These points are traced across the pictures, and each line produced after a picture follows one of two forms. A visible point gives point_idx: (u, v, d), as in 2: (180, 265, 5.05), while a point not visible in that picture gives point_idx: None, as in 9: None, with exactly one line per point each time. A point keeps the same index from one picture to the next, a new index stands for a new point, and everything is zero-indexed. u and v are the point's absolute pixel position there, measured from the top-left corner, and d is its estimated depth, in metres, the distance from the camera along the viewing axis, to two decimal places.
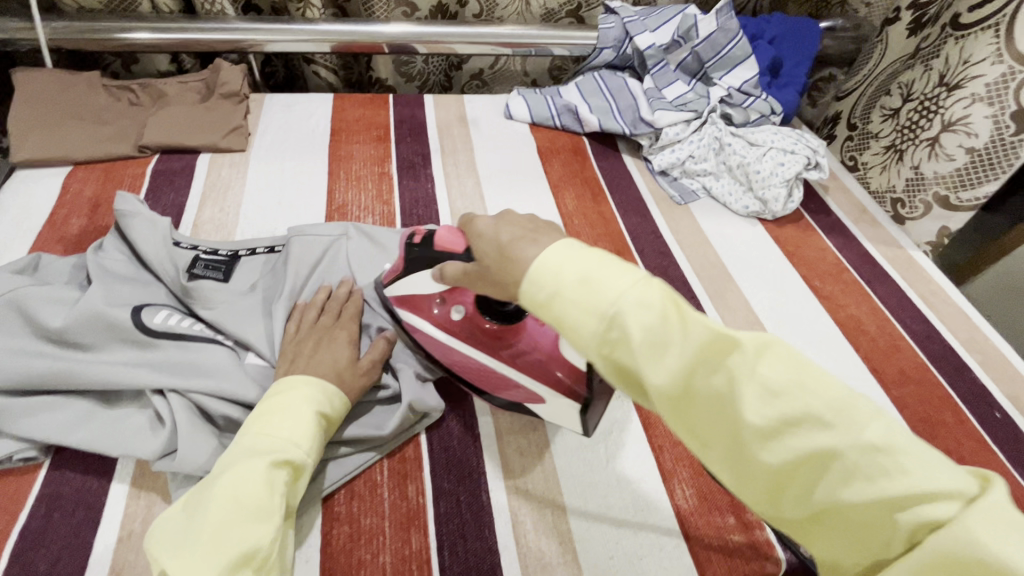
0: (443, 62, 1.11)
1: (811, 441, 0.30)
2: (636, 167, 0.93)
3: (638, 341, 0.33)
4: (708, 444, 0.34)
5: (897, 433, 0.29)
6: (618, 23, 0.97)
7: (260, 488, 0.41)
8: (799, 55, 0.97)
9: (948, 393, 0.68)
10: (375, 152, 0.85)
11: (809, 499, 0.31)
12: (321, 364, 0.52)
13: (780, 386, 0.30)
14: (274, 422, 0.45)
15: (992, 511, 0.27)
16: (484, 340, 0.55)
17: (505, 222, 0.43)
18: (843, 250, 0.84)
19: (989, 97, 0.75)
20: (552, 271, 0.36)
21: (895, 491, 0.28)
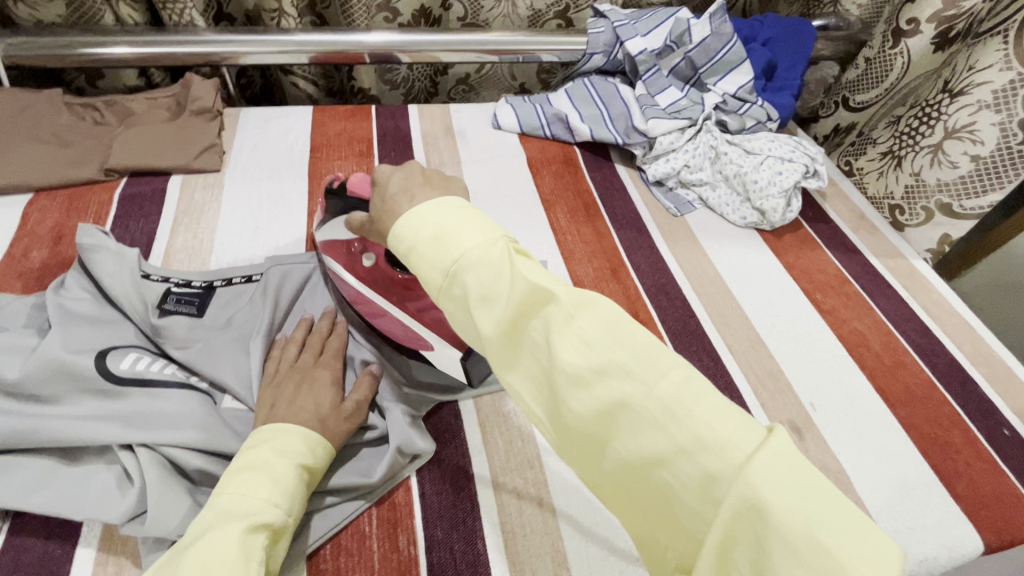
0: (428, 68, 1.07)
1: (613, 390, 0.33)
2: (629, 177, 0.90)
3: (476, 295, 0.37)
4: (537, 396, 0.37)
5: (691, 384, 0.32)
6: (608, 26, 0.93)
7: (236, 557, 0.36)
8: (794, 58, 0.94)
9: (956, 410, 0.66)
10: (357, 169, 0.82)
11: (613, 449, 0.34)
12: (303, 410, 0.49)
13: (592, 337, 0.34)
14: (251, 479, 0.41)
15: (775, 456, 0.29)
16: (388, 286, 0.58)
17: (401, 170, 0.45)
18: (843, 260, 0.82)
19: (996, 104, 0.73)
20: (411, 225, 0.40)
21: (681, 436, 0.31)
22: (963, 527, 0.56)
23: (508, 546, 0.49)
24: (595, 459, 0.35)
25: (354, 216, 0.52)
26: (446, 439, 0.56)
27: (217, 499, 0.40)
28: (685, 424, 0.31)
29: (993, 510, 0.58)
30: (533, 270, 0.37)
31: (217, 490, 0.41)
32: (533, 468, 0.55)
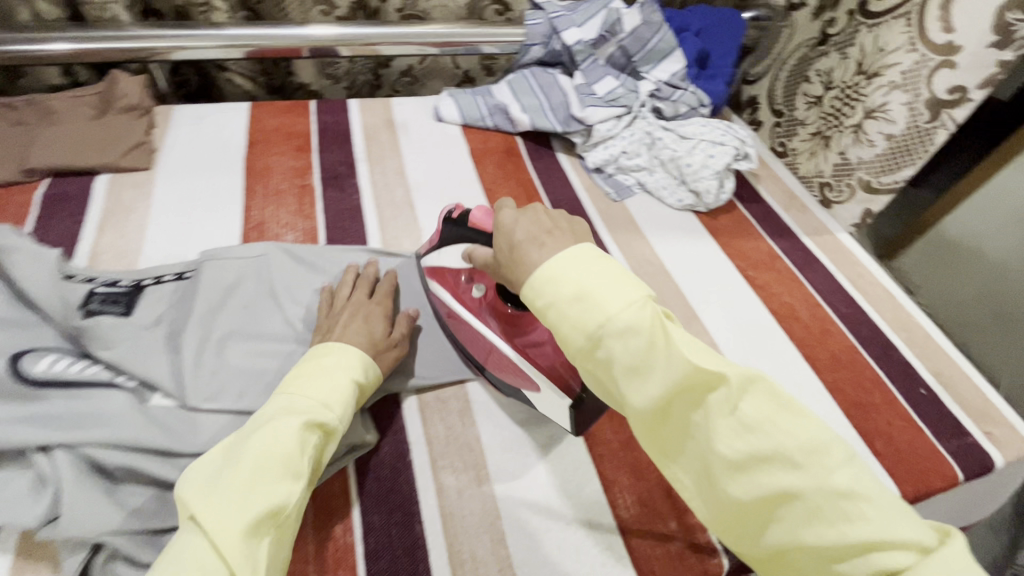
0: (370, 61, 1.06)
1: (781, 481, 0.35)
2: (570, 165, 0.92)
3: (623, 366, 0.38)
4: (688, 471, 0.40)
5: (861, 480, 0.34)
6: (545, 18, 0.94)
7: (295, 447, 0.44)
8: (724, 46, 0.97)
9: (878, 373, 0.70)
10: (295, 164, 0.81)
11: (772, 534, 0.37)
12: (358, 335, 0.56)
13: (757, 424, 0.36)
14: (314, 386, 0.49)
15: (943, 562, 0.32)
16: (495, 319, 0.59)
17: (526, 217, 0.48)
18: (776, 239, 0.86)
19: (905, 84, 0.77)
20: (549, 282, 0.41)
21: (855, 536, 0.33)
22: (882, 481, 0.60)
23: (446, 527, 0.50)
24: (749, 534, 0.38)
25: (473, 254, 0.55)
26: (385, 427, 0.57)
27: (280, 399, 0.48)
28: (859, 524, 0.33)
29: (911, 465, 0.62)
30: (686, 344, 0.39)
31: (282, 392, 0.49)
32: (472, 451, 0.56)
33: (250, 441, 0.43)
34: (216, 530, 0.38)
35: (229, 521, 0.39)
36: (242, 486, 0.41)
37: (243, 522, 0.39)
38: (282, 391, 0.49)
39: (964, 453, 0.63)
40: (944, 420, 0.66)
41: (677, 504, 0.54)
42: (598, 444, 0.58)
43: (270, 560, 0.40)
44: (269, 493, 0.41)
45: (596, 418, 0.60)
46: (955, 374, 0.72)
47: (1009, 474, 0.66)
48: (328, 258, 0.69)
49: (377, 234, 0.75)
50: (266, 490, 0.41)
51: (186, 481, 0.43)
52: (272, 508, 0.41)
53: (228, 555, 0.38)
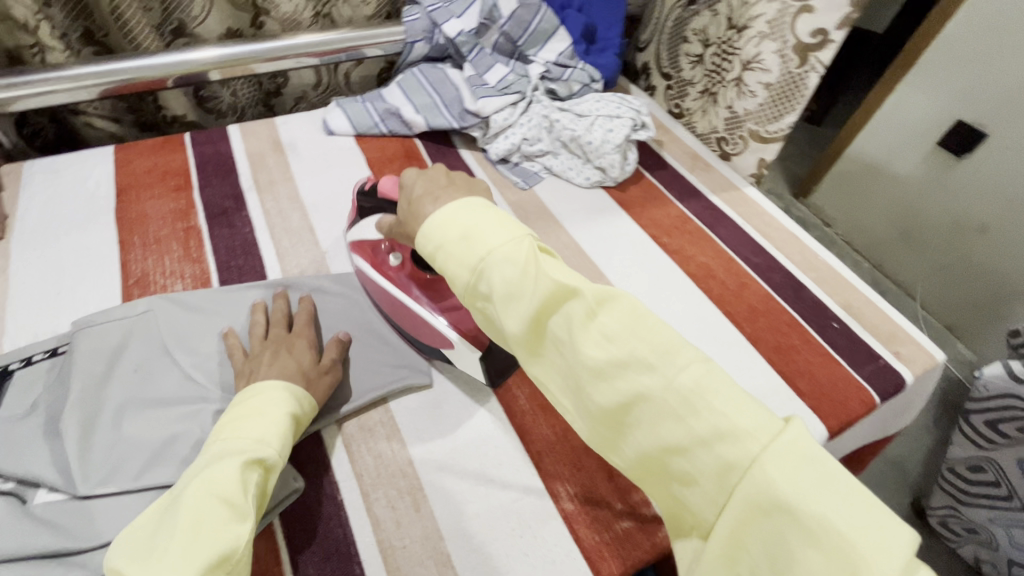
0: (256, 91, 0.99)
1: (635, 384, 0.37)
2: (474, 159, 0.89)
3: (499, 292, 0.41)
4: (564, 388, 0.42)
5: (708, 378, 0.36)
6: (423, 12, 0.91)
7: (234, 487, 0.40)
8: (609, 17, 0.97)
9: (794, 316, 0.73)
10: (175, 206, 0.74)
11: (636, 439, 0.38)
12: (283, 367, 0.53)
13: (614, 332, 0.38)
14: (244, 422, 0.46)
15: (783, 448, 0.32)
16: (411, 283, 0.63)
17: (424, 176, 0.52)
18: (684, 202, 0.87)
19: (772, 33, 0.80)
20: (437, 226, 0.45)
21: (700, 429, 0.35)
22: (810, 419, 0.62)
23: (388, 563, 0.48)
24: (618, 441, 0.40)
25: (383, 221, 0.60)
26: (311, 472, 0.53)
27: (212, 447, 0.44)
28: (706, 419, 0.35)
29: (833, 397, 0.65)
30: (554, 268, 0.41)
31: (212, 439, 0.45)
32: (406, 476, 0.53)
33: (184, 494, 0.39)
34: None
35: None
36: (177, 540, 0.37)
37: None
38: (215, 437, 0.46)
39: (879, 375, 0.67)
40: (857, 348, 0.70)
41: (619, 485, 0.54)
42: (534, 440, 0.57)
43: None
44: (212, 541, 0.37)
45: (528, 416, 0.59)
46: (862, 303, 0.76)
47: (920, 387, 0.71)
48: (224, 302, 0.64)
49: (276, 266, 0.70)
50: (207, 540, 0.37)
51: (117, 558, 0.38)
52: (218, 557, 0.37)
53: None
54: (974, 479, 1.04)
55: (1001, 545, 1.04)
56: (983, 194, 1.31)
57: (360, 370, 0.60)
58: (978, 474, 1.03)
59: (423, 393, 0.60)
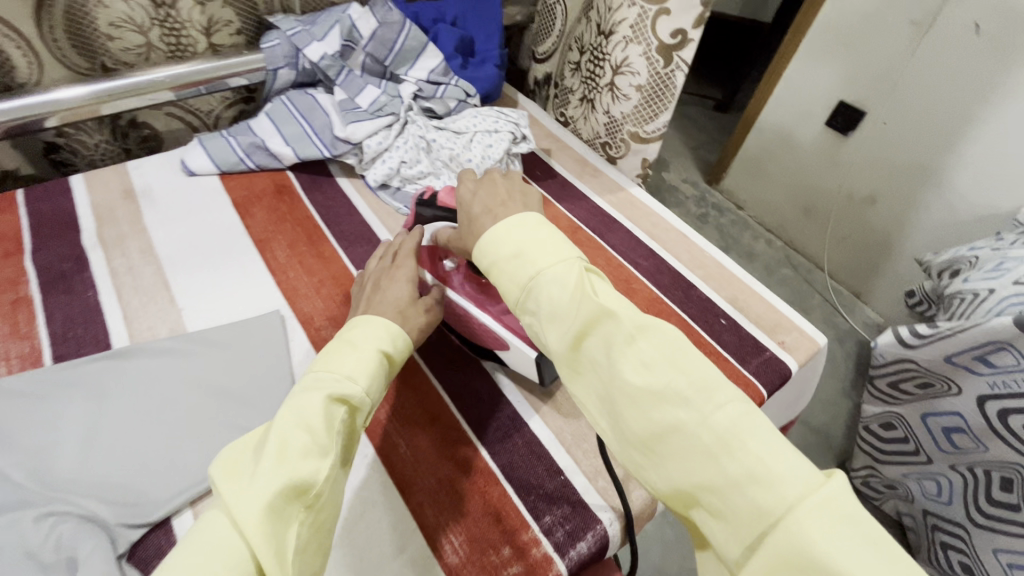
0: (120, 142, 0.93)
1: (672, 413, 0.37)
2: (353, 188, 0.85)
3: (546, 311, 0.43)
4: (599, 413, 0.41)
5: (745, 419, 0.35)
6: (282, 37, 0.86)
7: (320, 420, 0.40)
8: (485, 29, 0.96)
9: (682, 317, 0.73)
10: (4, 275, 0.66)
11: (665, 470, 0.37)
12: (384, 304, 0.54)
13: (653, 360, 0.38)
14: (338, 360, 0.45)
15: (822, 502, 0.31)
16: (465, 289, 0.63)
17: (485, 188, 0.53)
18: (574, 210, 0.86)
19: (637, 37, 0.82)
20: (490, 245, 0.47)
21: (733, 470, 0.34)
22: None
23: None
24: (645, 470, 0.39)
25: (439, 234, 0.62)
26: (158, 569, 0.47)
27: (307, 375, 0.45)
28: (738, 460, 0.34)
29: None
30: (602, 293, 0.42)
31: (308, 369, 0.46)
32: None
33: (277, 419, 0.40)
34: (239, 510, 0.35)
35: (256, 489, 0.36)
36: (269, 464, 0.37)
37: (271, 491, 0.36)
38: (313, 365, 0.46)
39: (765, 368, 0.68)
40: (743, 342, 0.71)
41: (507, 527, 0.51)
42: (417, 490, 0.53)
43: (299, 548, 0.36)
44: (297, 467, 0.37)
45: (410, 464, 0.55)
46: (747, 295, 0.77)
47: (807, 371, 0.73)
48: (54, 383, 0.56)
49: (122, 332, 0.63)
50: (293, 463, 0.37)
51: (221, 461, 0.39)
52: (296, 484, 0.37)
53: (253, 539, 0.34)
54: (889, 437, 1.10)
55: (916, 499, 1.05)
56: (874, 170, 1.38)
57: (218, 437, 0.54)
58: (891, 431, 1.10)
59: None
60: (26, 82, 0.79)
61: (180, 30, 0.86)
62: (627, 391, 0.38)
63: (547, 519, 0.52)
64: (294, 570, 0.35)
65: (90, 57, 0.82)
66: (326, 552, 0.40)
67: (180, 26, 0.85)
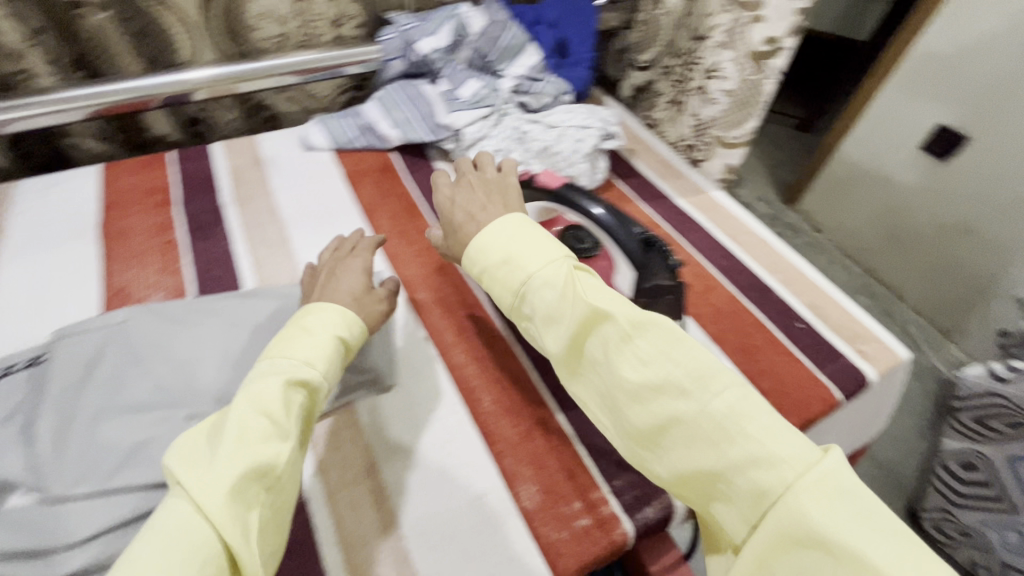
0: (247, 119, 1.04)
1: (673, 406, 0.42)
2: (449, 172, 0.92)
3: (543, 314, 0.50)
4: (605, 411, 0.48)
5: (741, 406, 0.41)
6: (398, 32, 0.95)
7: (279, 404, 0.44)
8: (580, 34, 1.01)
9: (759, 317, 0.74)
10: (157, 221, 0.77)
11: (670, 460, 0.43)
12: (339, 292, 0.60)
13: (650, 358, 0.44)
14: (291, 346, 0.50)
15: (818, 480, 0.37)
16: None
17: (462, 194, 0.61)
18: (656, 208, 0.89)
19: (729, 42, 0.86)
20: (479, 250, 0.54)
21: (735, 456, 0.39)
22: None
23: (351, 560, 0.49)
24: (650, 460, 0.45)
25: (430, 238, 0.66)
26: None
27: (264, 361, 0.48)
28: (739, 445, 0.40)
29: (796, 396, 0.66)
30: (589, 290, 0.48)
31: (263, 355, 0.49)
32: (370, 476, 0.55)
33: (234, 406, 0.44)
34: (201, 495, 0.38)
35: (219, 476, 0.39)
36: (231, 449, 0.41)
37: (234, 478, 0.39)
38: (268, 351, 0.50)
39: (842, 375, 0.68)
40: (821, 346, 0.71)
41: (580, 484, 0.55)
42: (498, 440, 0.58)
43: (264, 524, 0.41)
44: (257, 452, 0.41)
45: (493, 417, 0.60)
46: (828, 304, 0.77)
47: (885, 386, 0.72)
48: (198, 311, 0.65)
49: (251, 277, 0.72)
50: (252, 449, 0.41)
51: (176, 451, 0.42)
52: (259, 467, 0.41)
53: (216, 519, 0.38)
54: (968, 479, 1.03)
55: (996, 550, 1.00)
56: (971, 199, 1.31)
57: None
58: (972, 474, 1.02)
59: (391, 396, 0.61)
60: (183, 61, 0.91)
61: (312, 21, 0.96)
62: (627, 388, 0.44)
63: (617, 482, 0.56)
64: (258, 544, 0.39)
65: (235, 44, 0.93)
66: (287, 526, 0.44)
67: (314, 19, 0.96)
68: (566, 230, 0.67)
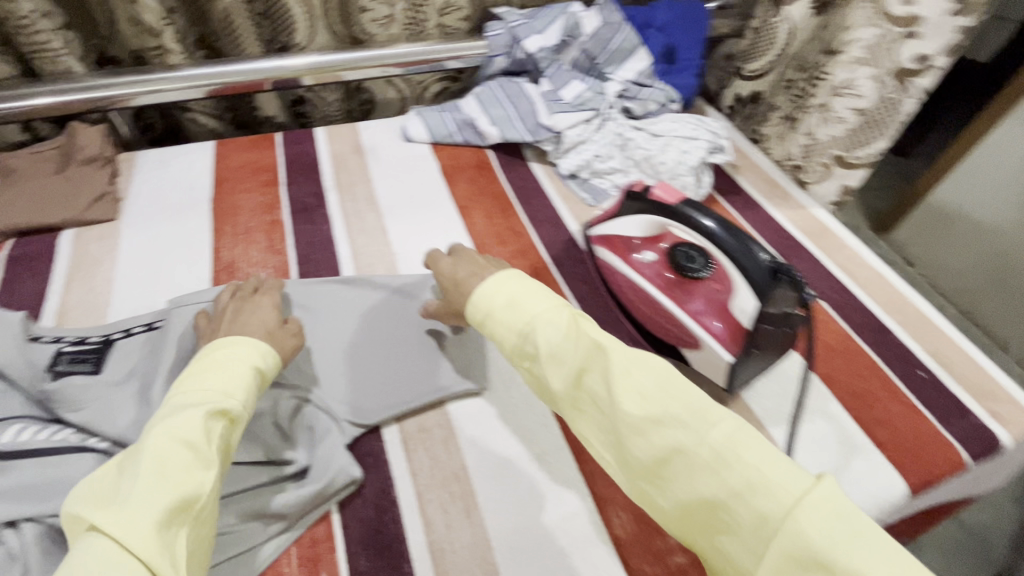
0: (346, 110, 1.08)
1: (671, 439, 0.40)
2: (544, 174, 0.90)
3: (545, 352, 0.46)
4: (606, 444, 0.45)
5: (739, 435, 0.39)
6: (505, 28, 0.93)
7: (199, 434, 0.41)
8: (690, 39, 0.97)
9: (874, 360, 0.68)
10: (264, 200, 0.80)
11: (674, 491, 0.40)
12: (250, 324, 0.55)
13: (649, 391, 0.42)
14: (205, 377, 0.45)
15: (819, 504, 0.35)
16: (660, 282, 0.64)
17: (464, 261, 0.58)
18: (761, 229, 0.84)
19: (871, 59, 0.79)
20: (486, 298, 0.51)
21: (737, 482, 0.37)
22: (887, 472, 0.58)
23: (437, 565, 0.48)
24: (654, 497, 0.42)
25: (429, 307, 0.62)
26: (369, 466, 0.55)
27: (173, 394, 0.44)
28: (738, 470, 0.37)
29: (913, 451, 0.60)
30: (592, 328, 0.47)
31: (172, 390, 0.45)
32: (459, 480, 0.54)
33: (146, 438, 0.40)
34: (118, 530, 0.35)
35: (136, 512, 0.36)
36: (146, 483, 0.37)
37: (155, 512, 0.36)
38: (178, 384, 0.45)
39: (969, 436, 0.62)
40: (946, 400, 0.65)
41: None
42: (589, 460, 0.56)
43: (190, 554, 0.37)
44: (177, 484, 0.38)
45: None
46: (954, 354, 0.70)
47: (1019, 452, 0.64)
48: (301, 293, 0.66)
49: (350, 264, 0.73)
50: (171, 482, 0.38)
51: (81, 495, 0.38)
52: (181, 499, 0.37)
53: (140, 550, 0.34)
54: None
55: None
56: None
57: (423, 369, 0.61)
58: None
59: (482, 400, 0.61)
60: (299, 43, 0.93)
61: (421, 7, 0.95)
62: (628, 422, 0.41)
63: None
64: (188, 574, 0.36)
65: (348, 25, 0.95)
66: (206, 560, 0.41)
67: (422, 6, 0.95)
68: (674, 246, 0.65)
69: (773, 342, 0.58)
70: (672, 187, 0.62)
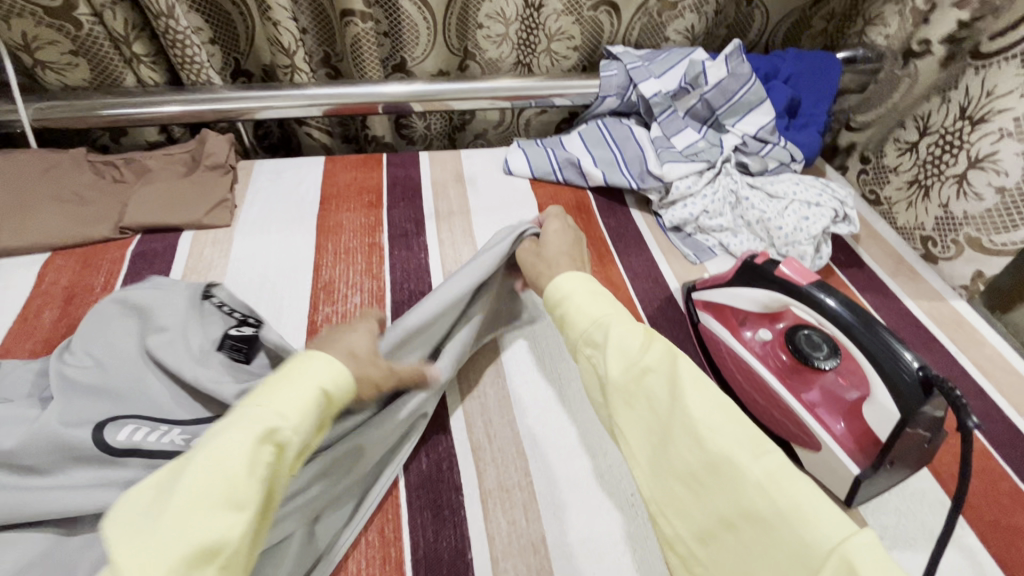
0: (445, 124, 1.07)
1: (717, 449, 0.39)
2: (645, 223, 0.86)
3: (613, 344, 0.45)
4: (643, 444, 0.42)
5: (785, 468, 0.37)
6: (621, 69, 0.91)
7: (241, 467, 0.36)
8: (818, 94, 0.91)
9: (1017, 484, 0.59)
10: (365, 221, 0.81)
11: (710, 504, 0.38)
12: (337, 346, 0.48)
13: (709, 408, 0.41)
14: (272, 393, 0.41)
15: (869, 546, 0.32)
16: (777, 366, 0.59)
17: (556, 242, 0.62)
18: (880, 310, 0.77)
19: (1019, 131, 0.70)
20: (570, 281, 0.52)
21: (782, 503, 0.35)
22: None
23: None
24: (687, 506, 0.39)
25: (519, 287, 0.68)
26: (447, 518, 0.53)
27: (237, 409, 0.40)
28: (783, 493, 0.36)
29: None
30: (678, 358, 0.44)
31: (240, 402, 0.40)
32: (537, 552, 0.51)
33: (191, 462, 0.36)
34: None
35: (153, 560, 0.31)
36: (175, 526, 0.33)
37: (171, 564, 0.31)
38: (249, 397, 0.41)
39: None
40: None
41: None
42: None
43: None
44: (201, 528, 0.33)
45: None
46: None
47: None
48: None
49: None
50: (200, 524, 0.33)
51: (114, 520, 0.34)
52: (203, 547, 0.33)
53: None
54: None
55: None
56: None
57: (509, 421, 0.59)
58: None
59: (565, 465, 0.57)
60: (413, 58, 0.96)
61: (534, 31, 0.95)
62: (690, 426, 0.40)
63: None
64: None
65: (462, 39, 0.96)
66: None
67: (536, 26, 0.94)
68: (796, 328, 0.60)
69: (907, 456, 0.51)
70: (802, 269, 0.55)
